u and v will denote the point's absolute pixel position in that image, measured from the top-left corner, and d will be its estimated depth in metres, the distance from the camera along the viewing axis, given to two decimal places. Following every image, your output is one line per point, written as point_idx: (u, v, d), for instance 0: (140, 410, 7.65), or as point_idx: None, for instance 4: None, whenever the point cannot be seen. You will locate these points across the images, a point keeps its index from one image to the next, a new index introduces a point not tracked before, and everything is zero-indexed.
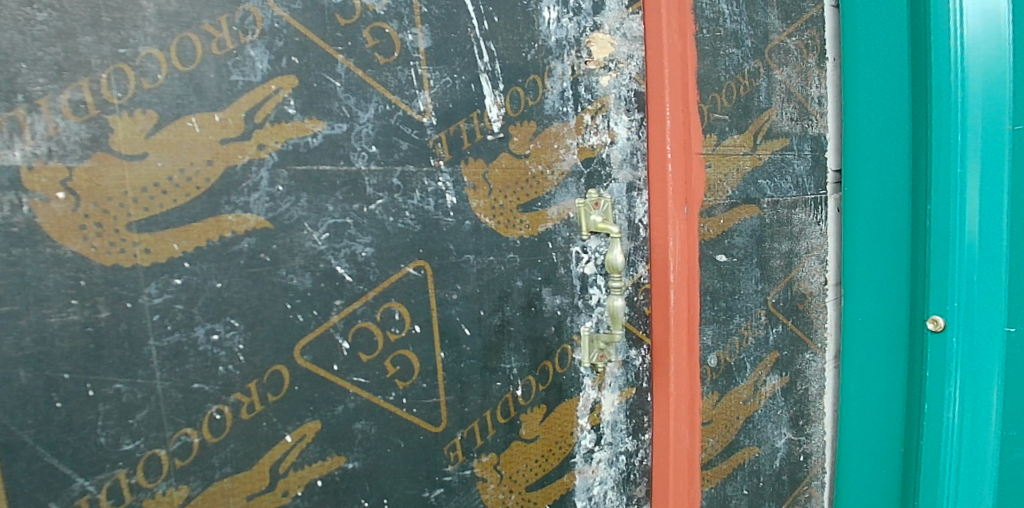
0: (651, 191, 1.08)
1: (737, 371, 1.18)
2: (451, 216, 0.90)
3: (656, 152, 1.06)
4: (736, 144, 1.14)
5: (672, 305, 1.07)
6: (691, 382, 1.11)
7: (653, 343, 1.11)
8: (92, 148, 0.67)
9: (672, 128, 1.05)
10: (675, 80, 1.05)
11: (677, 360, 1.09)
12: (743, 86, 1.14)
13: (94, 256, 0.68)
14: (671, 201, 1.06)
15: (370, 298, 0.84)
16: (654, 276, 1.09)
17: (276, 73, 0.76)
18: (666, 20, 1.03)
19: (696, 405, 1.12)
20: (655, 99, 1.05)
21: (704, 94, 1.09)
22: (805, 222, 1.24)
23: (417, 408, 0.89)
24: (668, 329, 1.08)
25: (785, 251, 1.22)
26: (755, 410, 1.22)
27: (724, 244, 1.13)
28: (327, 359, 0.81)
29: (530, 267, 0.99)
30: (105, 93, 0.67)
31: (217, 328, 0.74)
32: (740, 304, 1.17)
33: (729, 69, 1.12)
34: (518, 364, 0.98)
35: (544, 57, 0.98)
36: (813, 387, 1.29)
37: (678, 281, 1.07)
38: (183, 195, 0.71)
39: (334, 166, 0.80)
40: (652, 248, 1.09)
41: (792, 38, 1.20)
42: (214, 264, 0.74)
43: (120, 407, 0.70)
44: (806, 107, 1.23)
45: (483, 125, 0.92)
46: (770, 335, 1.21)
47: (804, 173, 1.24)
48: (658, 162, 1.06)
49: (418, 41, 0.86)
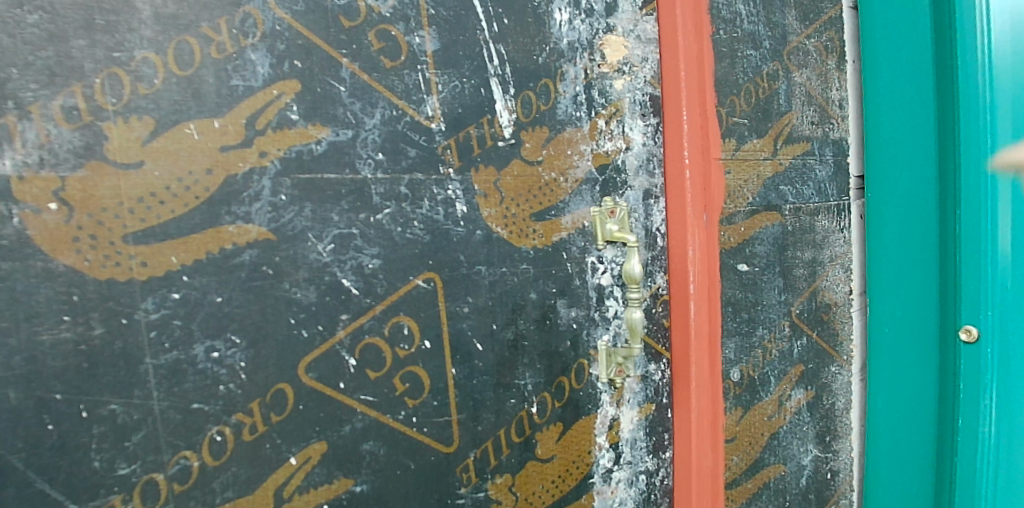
0: (668, 198, 1.04)
1: (761, 385, 1.13)
2: (462, 225, 0.87)
3: (673, 159, 1.03)
4: (756, 149, 1.10)
5: (693, 317, 1.03)
6: (713, 398, 1.06)
7: (673, 357, 1.06)
8: (85, 156, 0.64)
9: (689, 132, 1.01)
10: (692, 83, 1.01)
11: (698, 375, 1.04)
12: (762, 89, 1.11)
13: (88, 270, 0.64)
14: (690, 208, 1.02)
15: (377, 312, 0.80)
16: (673, 287, 1.05)
17: (278, 77, 0.73)
18: (681, 20, 1.00)
19: (719, 422, 1.07)
20: (671, 102, 1.02)
21: (722, 98, 1.05)
22: (828, 230, 1.20)
23: (428, 428, 0.85)
24: (688, 342, 1.03)
25: (809, 259, 1.17)
26: (781, 426, 1.16)
27: (746, 252, 1.09)
28: (334, 376, 0.77)
29: (545, 279, 0.95)
30: (99, 99, 0.64)
31: (217, 345, 0.71)
32: (763, 316, 1.12)
33: (747, 71, 1.09)
34: (533, 380, 0.94)
35: (556, 60, 0.95)
36: (840, 402, 1.24)
37: (699, 291, 1.03)
38: (181, 205, 0.68)
39: (339, 174, 0.77)
40: (671, 257, 1.04)
41: (810, 39, 1.17)
42: (214, 277, 0.70)
43: (116, 429, 0.66)
44: (826, 111, 1.19)
45: (494, 130, 0.89)
46: (794, 347, 1.17)
47: (825, 179, 1.20)
48: (676, 167, 1.03)
49: (425, 44, 0.83)
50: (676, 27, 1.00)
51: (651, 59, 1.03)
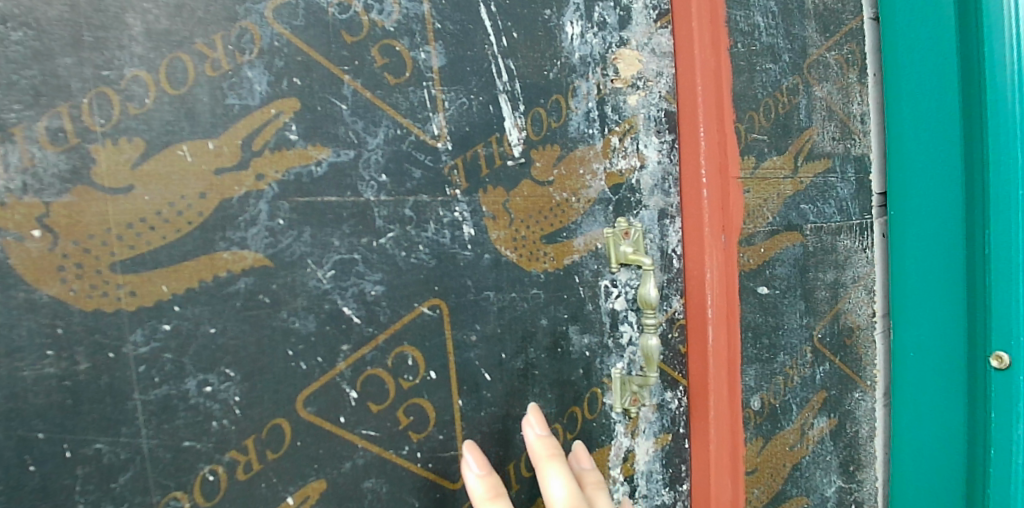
0: (685, 218, 1.00)
1: (782, 413, 1.08)
2: (469, 249, 0.83)
3: (690, 177, 0.99)
4: (777, 167, 1.06)
5: (711, 343, 0.98)
6: (733, 431, 1.01)
7: (689, 384, 1.01)
8: (71, 181, 0.60)
9: (706, 150, 0.97)
10: (710, 98, 0.97)
11: (717, 404, 0.99)
12: (782, 104, 1.06)
13: (73, 301, 0.60)
14: (707, 228, 0.97)
15: (380, 342, 0.76)
16: (690, 311, 1.00)
17: (277, 96, 0.69)
18: (698, 33, 0.97)
19: (739, 453, 1.02)
20: (687, 118, 0.98)
21: (741, 113, 1.01)
22: (850, 249, 1.14)
23: (433, 463, 0.80)
24: (706, 369, 0.99)
25: (830, 281, 1.12)
26: (803, 456, 1.11)
27: (766, 274, 1.05)
28: (334, 410, 0.73)
29: (556, 304, 0.91)
30: (86, 119, 0.61)
31: (210, 380, 0.66)
32: (785, 341, 1.07)
33: (767, 85, 1.05)
34: (544, 411, 0.90)
35: (567, 75, 0.91)
36: (864, 430, 1.17)
37: (716, 315, 0.98)
38: (173, 231, 0.64)
39: (341, 196, 0.73)
40: (687, 280, 1.00)
41: (831, 52, 1.12)
42: (207, 307, 0.66)
43: (102, 469, 0.62)
44: (848, 126, 1.14)
45: (502, 149, 0.85)
46: (817, 373, 1.11)
47: (848, 197, 1.14)
48: (693, 185, 0.98)
49: (431, 60, 0.79)
50: (693, 42, 0.97)
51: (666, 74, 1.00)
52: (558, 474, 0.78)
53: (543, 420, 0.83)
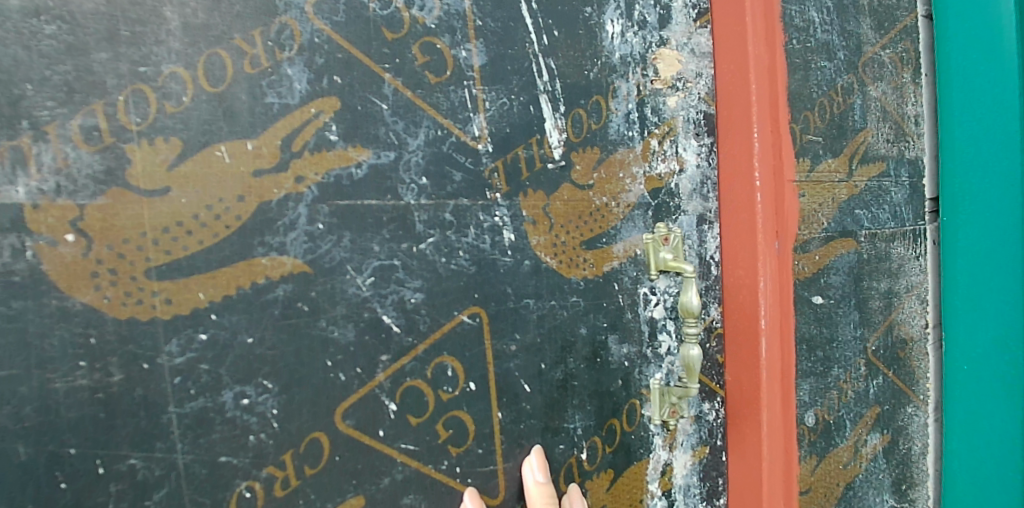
0: (736, 223, 0.95)
1: (837, 430, 1.04)
2: (509, 255, 0.79)
3: (742, 180, 0.94)
4: (831, 170, 1.02)
5: (765, 356, 0.93)
6: (787, 450, 0.96)
7: (739, 400, 0.96)
8: (106, 183, 0.57)
9: (761, 150, 0.92)
10: (764, 96, 0.93)
11: (770, 420, 0.94)
12: (837, 103, 1.03)
13: (107, 309, 0.57)
14: (761, 235, 0.92)
15: (419, 353, 0.73)
16: (741, 323, 0.95)
17: (317, 94, 0.66)
18: (752, 26, 0.92)
19: (793, 473, 0.96)
20: (740, 117, 0.93)
21: (796, 113, 0.97)
22: (903, 257, 1.11)
23: (471, 478, 0.77)
24: (759, 383, 0.93)
25: (884, 290, 1.09)
26: (856, 475, 1.06)
27: (820, 283, 1.01)
28: (372, 423, 0.70)
29: (595, 312, 0.87)
30: (122, 117, 0.58)
31: (247, 391, 0.63)
32: (838, 354, 1.03)
33: (822, 83, 1.01)
34: (583, 423, 0.86)
35: (607, 75, 0.88)
36: (917, 446, 1.14)
37: (770, 328, 0.93)
38: (210, 236, 0.61)
39: (381, 200, 0.70)
40: (737, 290, 0.95)
41: (885, 50, 1.09)
42: (245, 315, 0.63)
43: (135, 486, 0.59)
44: (901, 128, 1.11)
45: (543, 151, 0.82)
46: (870, 388, 1.08)
47: (902, 202, 1.11)
48: (745, 189, 0.93)
49: (471, 58, 0.76)
50: (744, 35, 0.92)
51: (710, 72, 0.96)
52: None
53: (544, 463, 0.80)
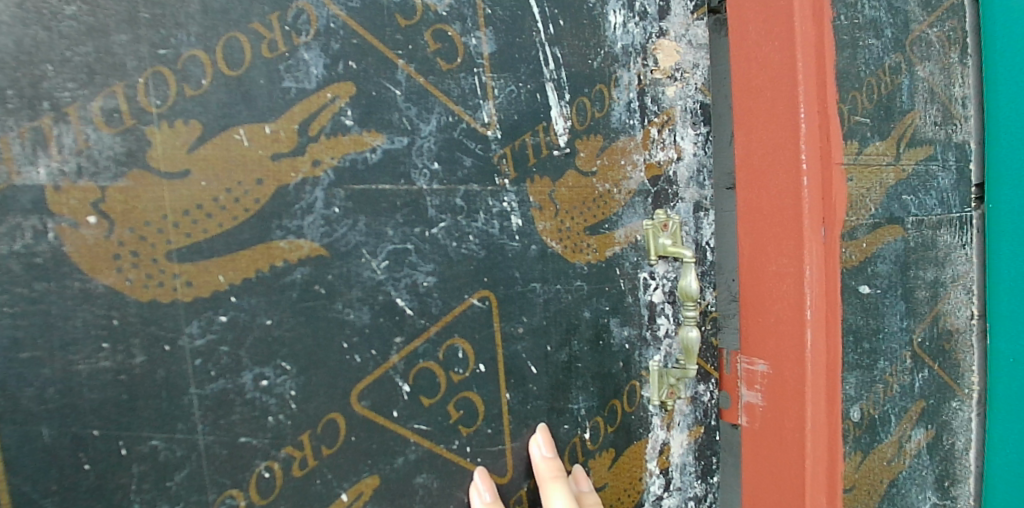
0: (781, 212, 0.93)
1: (881, 425, 1.05)
2: (517, 240, 0.81)
3: (787, 166, 0.92)
4: (878, 153, 1.02)
5: (810, 347, 0.91)
6: (831, 444, 0.94)
7: (783, 392, 0.94)
8: (127, 165, 0.57)
9: (807, 133, 0.91)
10: (810, 78, 0.91)
11: (815, 414, 0.92)
12: (885, 83, 1.02)
13: (129, 291, 0.58)
14: (807, 220, 0.91)
15: (431, 335, 0.74)
16: (785, 311, 0.93)
17: (333, 79, 0.67)
18: (799, 6, 0.90)
19: (837, 470, 0.95)
20: (787, 101, 0.92)
21: (844, 93, 0.97)
22: (950, 246, 1.10)
23: (481, 458, 0.79)
24: (804, 375, 0.92)
25: (931, 280, 1.08)
26: (901, 471, 1.08)
27: (867, 272, 1.01)
28: (386, 404, 0.71)
29: (598, 296, 0.89)
30: (142, 100, 0.58)
31: (266, 373, 0.64)
32: (886, 346, 1.03)
33: (870, 62, 1.01)
34: (586, 404, 0.88)
35: (610, 65, 0.90)
36: (960, 442, 1.14)
37: (815, 315, 0.91)
38: (229, 219, 0.62)
39: (394, 184, 0.71)
40: (780, 278, 0.94)
41: (933, 28, 1.08)
42: (264, 298, 0.64)
43: (157, 467, 0.60)
44: (949, 110, 1.10)
45: (549, 138, 0.84)
46: (916, 382, 1.08)
47: (948, 187, 1.10)
48: (791, 174, 0.92)
49: (481, 46, 0.77)
50: (791, 16, 0.90)
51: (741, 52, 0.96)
52: (563, 493, 0.78)
53: (550, 439, 0.82)
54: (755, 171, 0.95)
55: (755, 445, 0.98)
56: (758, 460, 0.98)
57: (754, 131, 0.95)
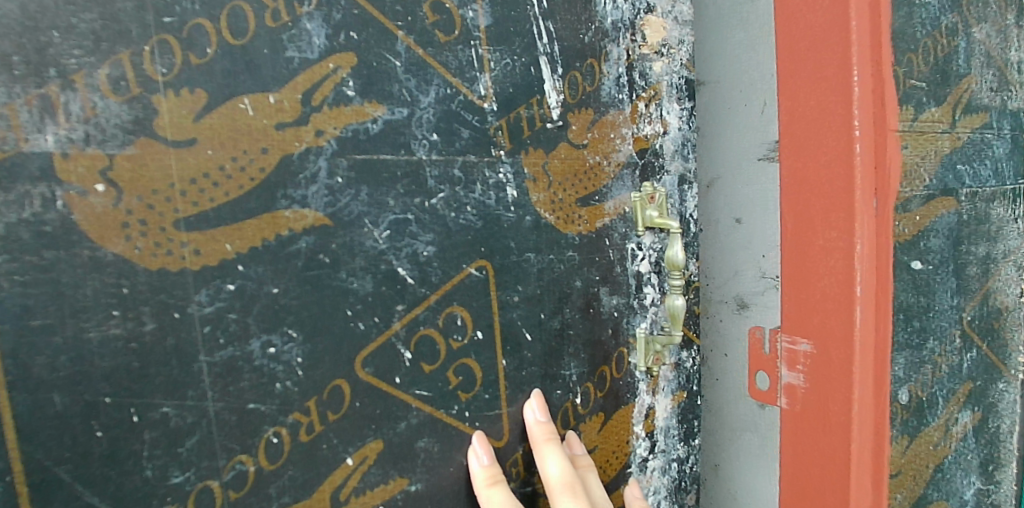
0: (827, 179, 0.84)
1: (929, 408, 1.01)
2: (512, 211, 0.83)
3: (836, 128, 0.83)
4: (935, 120, 0.95)
5: (859, 329, 0.83)
6: (879, 434, 0.86)
7: (825, 375, 0.87)
8: (135, 133, 0.57)
9: (860, 91, 0.81)
10: (865, 25, 0.80)
11: (863, 403, 0.84)
12: (942, 45, 0.95)
13: (138, 259, 0.58)
14: (860, 189, 0.82)
15: (432, 303, 0.76)
16: (832, 288, 0.85)
17: (335, 50, 0.67)
18: None
19: (884, 461, 0.88)
20: (837, 53, 0.81)
21: (901, 54, 0.89)
22: (1002, 218, 1.07)
23: (479, 422, 0.81)
24: (852, 360, 0.84)
25: (981, 256, 1.04)
26: (946, 455, 1.05)
27: (920, 247, 0.95)
28: (389, 371, 0.73)
29: (588, 266, 0.92)
30: (148, 67, 0.58)
31: (274, 340, 0.65)
32: (936, 325, 0.99)
33: (927, 23, 0.92)
34: (577, 370, 0.91)
35: (600, 39, 0.91)
36: (1005, 424, 1.13)
37: (865, 292, 0.83)
38: (235, 188, 0.62)
39: (395, 155, 0.72)
40: (827, 251, 0.85)
41: None
42: (270, 267, 0.64)
43: (169, 433, 0.60)
44: (1005, 75, 1.06)
45: (542, 111, 0.85)
46: (965, 363, 1.04)
47: (1002, 156, 1.06)
48: (839, 137, 0.82)
49: (478, 19, 0.79)
50: None
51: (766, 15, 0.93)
52: (557, 454, 0.82)
53: (543, 403, 0.85)
54: (795, 137, 0.88)
55: (794, 430, 0.92)
56: (793, 446, 0.93)
57: (795, 91, 0.87)
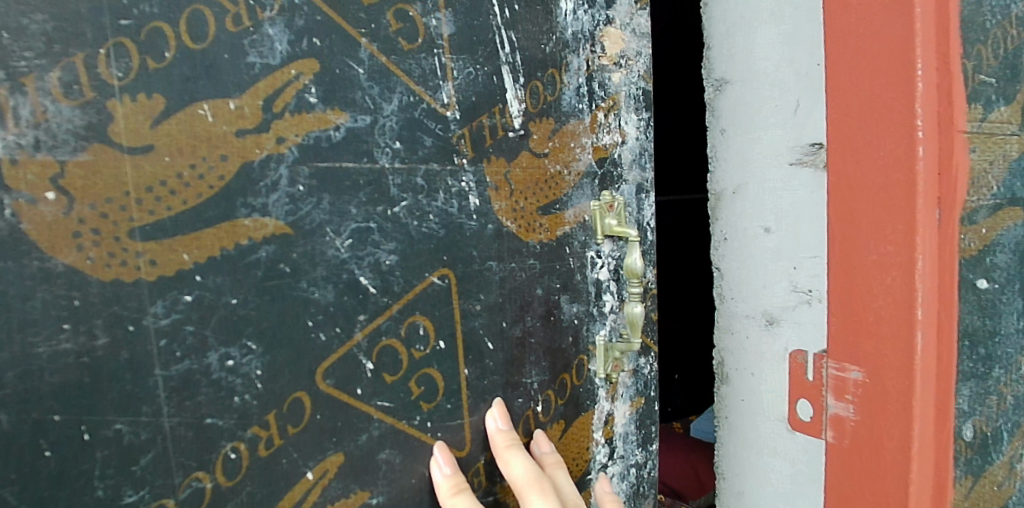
0: (890, 193, 0.78)
1: (993, 443, 0.98)
2: (474, 219, 0.83)
3: (898, 131, 0.76)
4: (1004, 120, 0.88)
5: (920, 353, 0.78)
6: (938, 461, 0.82)
7: (884, 403, 0.82)
8: (88, 138, 0.55)
9: (924, 89, 0.74)
10: (929, 20, 0.73)
11: (922, 429, 0.80)
12: (1011, 35, 0.88)
13: (91, 270, 0.56)
14: (922, 200, 0.76)
15: (394, 313, 0.75)
16: (888, 310, 0.80)
17: (297, 56, 0.66)
18: None
19: (944, 489, 0.83)
20: (896, 52, 0.75)
21: (971, 46, 0.81)
22: None
23: (442, 432, 0.80)
24: (913, 387, 0.79)
25: None
26: (1009, 496, 1.03)
27: (985, 263, 0.92)
28: (350, 382, 0.72)
29: (549, 274, 0.93)
30: (103, 71, 0.56)
31: (232, 353, 0.63)
32: (999, 350, 0.96)
33: (997, 10, 0.85)
34: (539, 378, 0.92)
35: (561, 50, 0.92)
36: None
37: (928, 314, 0.77)
38: (194, 196, 0.60)
39: (358, 163, 0.71)
40: (883, 270, 0.80)
41: None
42: (230, 277, 0.63)
43: (122, 452, 0.58)
44: None
45: (504, 120, 0.86)
46: None
47: None
48: (902, 146, 0.76)
49: (441, 27, 0.78)
50: None
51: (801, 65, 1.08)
52: (520, 460, 0.81)
53: (505, 412, 0.85)
54: (856, 148, 0.80)
55: (848, 465, 0.87)
56: (851, 480, 0.87)
57: (849, 99, 0.80)
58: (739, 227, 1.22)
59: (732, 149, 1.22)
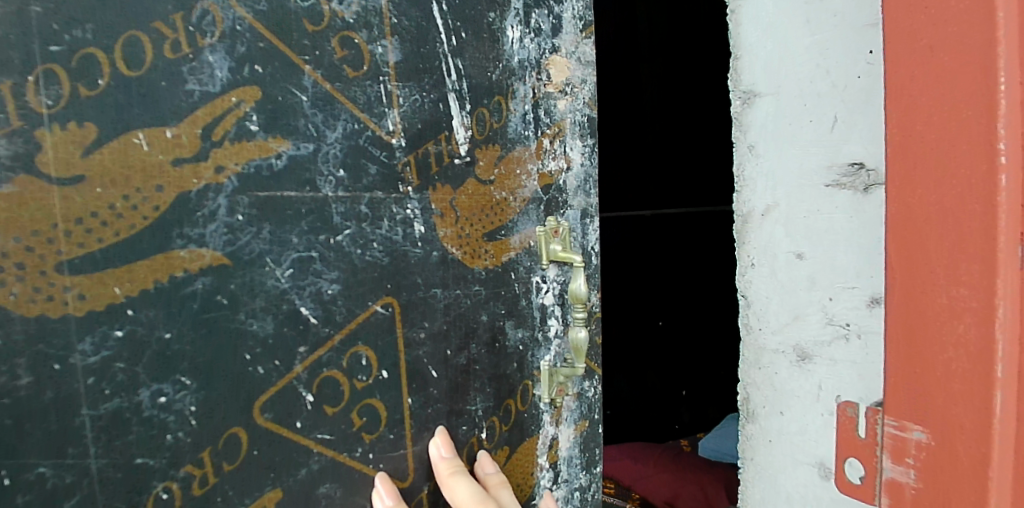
0: (988, 195, 0.55)
1: None
2: (419, 246, 0.82)
3: (960, 118, 0.56)
4: None
5: (1001, 417, 0.55)
6: None
7: (945, 473, 0.60)
8: (13, 168, 0.53)
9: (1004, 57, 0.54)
10: None
11: None
12: None
13: (13, 306, 0.53)
14: (1005, 206, 0.54)
15: (336, 343, 0.73)
16: (961, 356, 0.58)
17: (238, 83, 0.64)
18: None
19: None
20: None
21: None
22: None
23: (384, 464, 0.79)
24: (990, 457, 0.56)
25: None
26: None
27: None
28: (290, 415, 0.70)
29: (494, 300, 0.93)
30: (32, 99, 0.54)
31: (165, 389, 0.61)
32: None
33: None
34: (484, 404, 0.92)
35: (508, 78, 0.93)
36: None
37: (1010, 364, 0.55)
38: (127, 228, 0.58)
39: (300, 192, 0.70)
40: (952, 316, 0.58)
41: None
42: (164, 310, 0.60)
43: (43, 496, 0.55)
44: None
45: (450, 147, 0.86)
46: None
47: None
48: (972, 133, 0.56)
49: (387, 54, 0.78)
50: None
51: (834, 86, 1.10)
52: (464, 487, 0.80)
53: (448, 440, 0.85)
54: (913, 142, 0.60)
55: None
56: None
57: (915, 74, 0.59)
58: (775, 255, 1.23)
59: (760, 172, 1.25)
